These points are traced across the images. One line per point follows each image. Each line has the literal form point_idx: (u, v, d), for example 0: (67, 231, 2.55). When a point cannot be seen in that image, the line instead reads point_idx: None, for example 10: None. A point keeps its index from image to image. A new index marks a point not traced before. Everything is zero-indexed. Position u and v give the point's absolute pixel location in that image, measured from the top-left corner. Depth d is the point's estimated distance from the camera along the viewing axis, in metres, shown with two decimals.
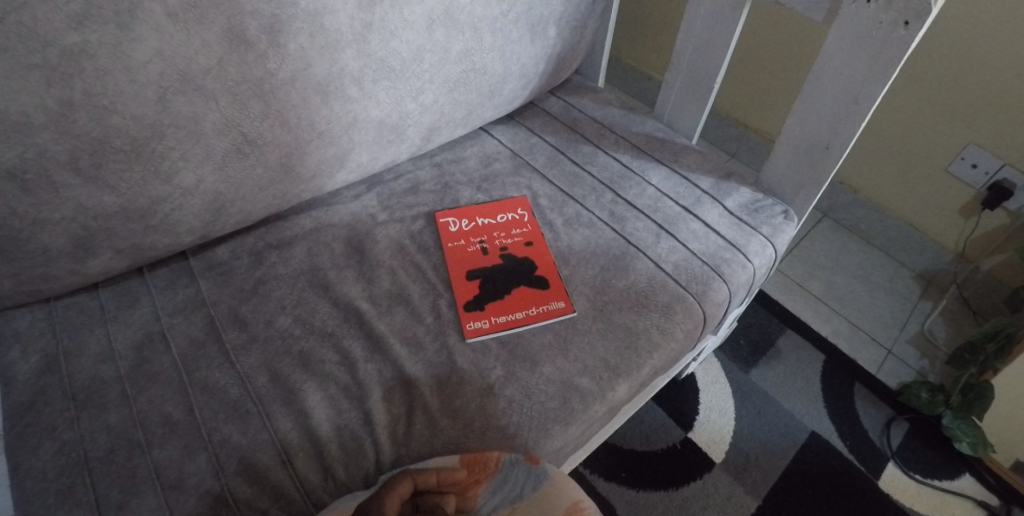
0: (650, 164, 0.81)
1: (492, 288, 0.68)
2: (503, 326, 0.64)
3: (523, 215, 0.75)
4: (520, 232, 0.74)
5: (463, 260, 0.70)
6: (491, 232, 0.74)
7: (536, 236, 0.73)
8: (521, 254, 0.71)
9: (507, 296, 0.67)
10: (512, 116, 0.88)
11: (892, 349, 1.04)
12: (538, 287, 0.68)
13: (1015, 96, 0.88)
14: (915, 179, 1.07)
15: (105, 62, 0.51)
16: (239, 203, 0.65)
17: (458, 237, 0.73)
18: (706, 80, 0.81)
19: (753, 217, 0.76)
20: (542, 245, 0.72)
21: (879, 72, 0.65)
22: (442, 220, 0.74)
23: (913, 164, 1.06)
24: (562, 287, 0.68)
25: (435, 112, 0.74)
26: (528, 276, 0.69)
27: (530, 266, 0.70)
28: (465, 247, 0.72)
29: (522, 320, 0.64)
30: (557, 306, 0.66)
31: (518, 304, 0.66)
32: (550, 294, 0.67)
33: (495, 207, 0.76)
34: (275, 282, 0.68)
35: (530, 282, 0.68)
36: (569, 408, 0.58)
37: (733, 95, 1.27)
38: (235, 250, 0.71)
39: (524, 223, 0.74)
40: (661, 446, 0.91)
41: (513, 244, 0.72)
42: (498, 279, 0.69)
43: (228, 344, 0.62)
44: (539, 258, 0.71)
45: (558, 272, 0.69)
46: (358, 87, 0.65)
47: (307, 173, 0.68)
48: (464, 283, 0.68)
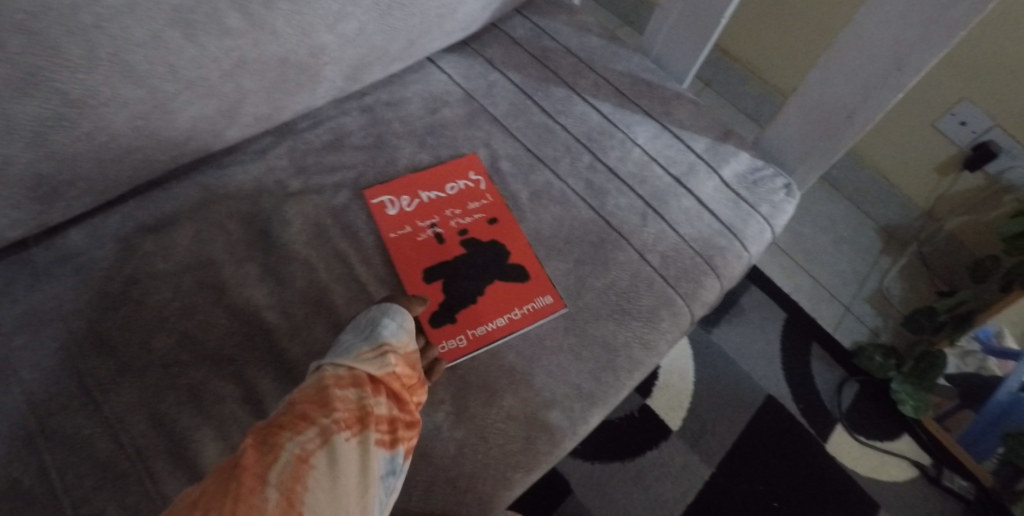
0: (635, 117, 0.66)
1: (459, 290, 0.54)
2: (488, 339, 0.52)
3: (479, 182, 0.60)
4: (479, 206, 0.59)
5: (416, 254, 0.56)
6: (444, 210, 0.58)
7: (500, 212, 0.59)
8: (486, 238, 0.57)
9: (480, 296, 0.54)
10: (466, 41, 0.68)
11: (850, 306, 1.01)
12: (515, 280, 0.55)
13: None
14: (896, 130, 0.98)
15: None
16: (82, 182, 0.46)
17: (401, 222, 0.57)
18: (714, 13, 0.63)
19: (752, 192, 0.64)
20: (511, 223, 0.58)
21: (941, 32, 0.51)
22: (375, 200, 0.57)
23: (901, 112, 0.96)
24: (546, 276, 0.56)
25: (362, 45, 0.53)
26: (503, 265, 0.56)
27: (501, 253, 0.57)
28: (413, 235, 0.56)
29: (509, 328, 0.53)
30: (546, 301, 0.55)
31: (498, 306, 0.54)
32: (533, 287, 0.55)
33: (443, 172, 0.60)
34: (150, 282, 0.51)
35: (505, 274, 0.56)
36: (532, 451, 0.49)
37: (733, 30, 1.08)
38: (92, 234, 0.52)
39: (482, 194, 0.59)
40: (619, 415, 0.86)
41: (474, 225, 0.58)
42: (463, 274, 0.55)
43: (91, 377, 0.47)
44: (512, 239, 0.58)
45: (535, 256, 0.57)
46: (242, 13, 0.44)
47: (179, 136, 0.49)
48: (424, 286, 0.54)
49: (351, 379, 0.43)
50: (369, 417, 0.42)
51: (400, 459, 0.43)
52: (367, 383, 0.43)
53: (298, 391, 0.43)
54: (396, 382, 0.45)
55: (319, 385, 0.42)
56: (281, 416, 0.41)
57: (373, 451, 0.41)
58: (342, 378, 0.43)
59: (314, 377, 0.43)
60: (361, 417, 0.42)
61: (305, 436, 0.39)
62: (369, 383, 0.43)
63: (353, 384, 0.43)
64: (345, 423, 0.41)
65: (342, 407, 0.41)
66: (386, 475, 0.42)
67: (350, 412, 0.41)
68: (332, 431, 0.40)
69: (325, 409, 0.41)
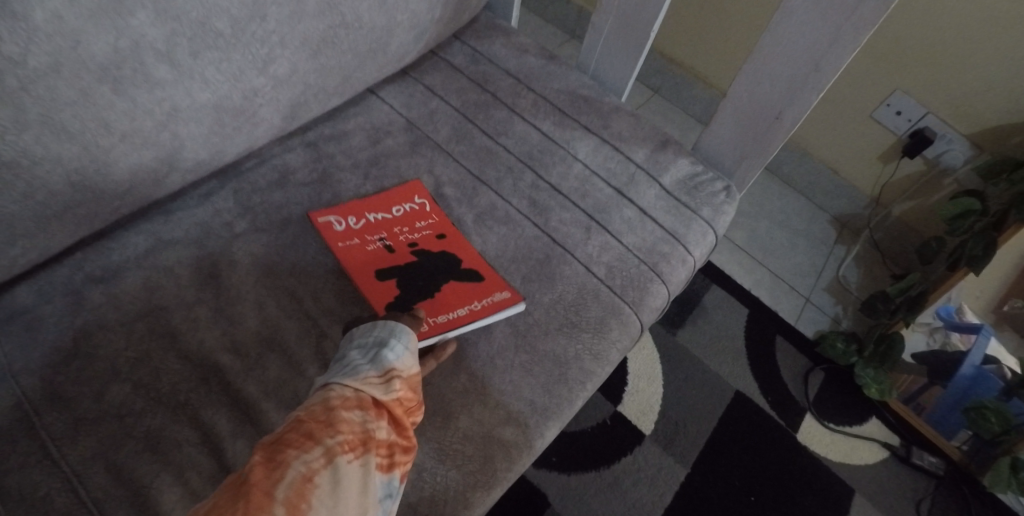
0: (575, 133, 0.68)
1: (414, 290, 0.56)
2: (447, 328, 0.53)
3: (423, 204, 0.61)
4: (426, 224, 0.60)
5: (369, 260, 0.57)
6: (391, 227, 0.60)
7: (447, 226, 0.61)
8: (436, 247, 0.59)
9: (435, 294, 0.56)
10: (406, 71, 0.69)
11: (810, 297, 1.04)
12: (470, 280, 0.57)
13: (956, 49, 0.84)
14: (838, 124, 1.03)
15: None
16: (23, 239, 0.47)
17: (349, 237, 0.58)
18: (640, 29, 0.66)
19: (692, 197, 0.67)
20: (460, 234, 0.60)
21: (847, 33, 0.54)
22: (321, 219, 0.59)
23: (840, 108, 1.01)
24: (498, 277, 0.58)
25: (296, 85, 0.55)
26: (457, 267, 0.58)
27: (451, 260, 0.58)
28: (362, 247, 0.58)
29: (467, 317, 0.54)
30: (503, 295, 0.56)
31: (454, 301, 0.55)
32: (489, 284, 0.57)
33: (388, 197, 0.61)
34: (102, 333, 0.51)
35: (459, 274, 0.57)
36: (490, 469, 0.50)
37: (679, 39, 1.12)
38: (39, 290, 0.53)
39: (427, 215, 0.61)
40: (592, 424, 0.87)
41: (423, 239, 0.59)
42: (415, 277, 0.57)
43: (42, 433, 0.47)
44: (463, 245, 0.60)
45: (489, 261, 0.59)
46: (171, 64, 0.46)
47: (120, 187, 0.50)
48: (379, 287, 0.55)
49: (357, 400, 0.42)
50: (372, 440, 0.41)
51: (396, 483, 0.43)
52: (372, 405, 0.43)
53: (305, 408, 0.42)
54: (399, 406, 0.44)
55: (325, 403, 0.42)
56: (287, 433, 0.40)
57: (374, 475, 0.40)
58: (348, 398, 0.42)
59: (321, 393, 0.43)
60: (364, 440, 0.41)
61: (310, 456, 0.38)
62: (374, 406, 0.43)
63: (359, 405, 0.42)
64: (350, 446, 0.40)
65: (347, 429, 0.40)
66: (382, 499, 0.41)
67: (354, 434, 0.41)
68: (336, 453, 0.39)
69: (330, 430, 0.40)
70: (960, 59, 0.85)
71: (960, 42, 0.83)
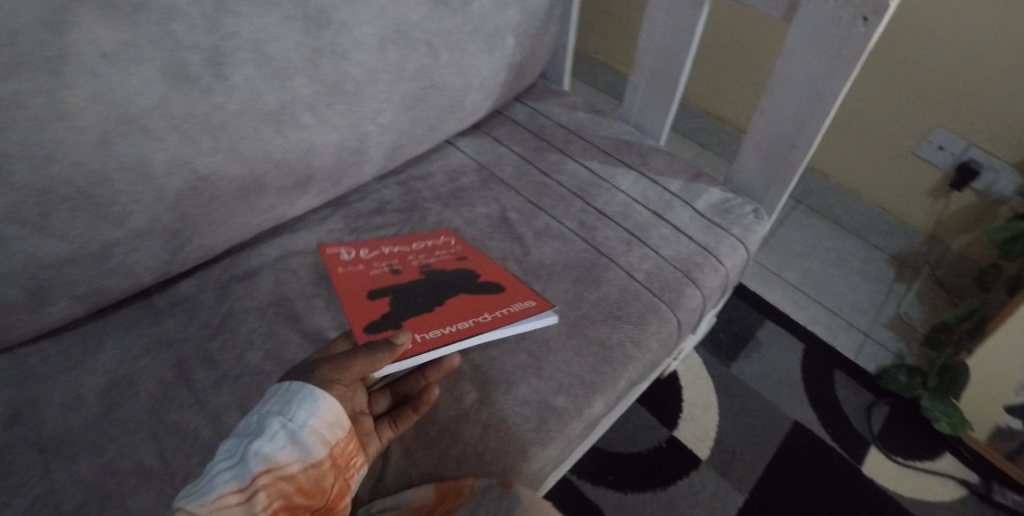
0: (618, 169, 0.80)
1: (423, 302, 0.62)
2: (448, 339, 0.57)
3: (449, 241, 0.71)
4: (445, 252, 0.69)
5: (377, 281, 0.64)
6: (405, 253, 0.69)
7: (468, 251, 0.70)
8: (451, 266, 0.67)
9: (436, 309, 0.61)
10: (478, 127, 0.86)
11: (870, 333, 1.05)
12: (481, 292, 0.63)
13: (982, 85, 0.92)
14: (883, 163, 1.10)
15: (40, 112, 0.49)
16: (200, 238, 0.64)
17: (354, 264, 0.67)
18: (670, 82, 0.79)
19: (724, 218, 0.75)
20: (478, 254, 0.69)
21: (842, 68, 0.63)
22: (330, 252, 0.68)
23: (882, 147, 1.09)
24: (521, 290, 0.65)
25: (395, 132, 0.72)
26: (473, 281, 0.65)
27: (470, 276, 0.65)
28: (366, 271, 0.66)
29: (472, 328, 0.58)
30: (531, 304, 0.63)
31: (465, 313, 0.60)
32: (507, 298, 0.63)
33: (415, 237, 0.72)
34: (244, 315, 0.67)
35: (474, 289, 0.64)
36: (545, 429, 0.58)
37: (719, 99, 1.28)
38: (199, 284, 0.70)
39: (450, 246, 0.70)
40: (648, 447, 0.91)
41: (437, 261, 0.68)
42: (416, 294, 0.62)
43: (198, 385, 0.62)
44: (479, 265, 0.68)
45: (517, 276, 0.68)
46: (313, 113, 0.64)
47: (267, 204, 0.67)
48: (372, 303, 0.60)
49: None
50: None
51: None
52: None
53: None
54: None
55: None
56: None
57: None
58: None
59: None
60: None
61: None
62: None
63: None
64: None
65: None
66: None
67: None
68: None
69: None
70: (991, 96, 0.92)
71: (986, 80, 0.91)
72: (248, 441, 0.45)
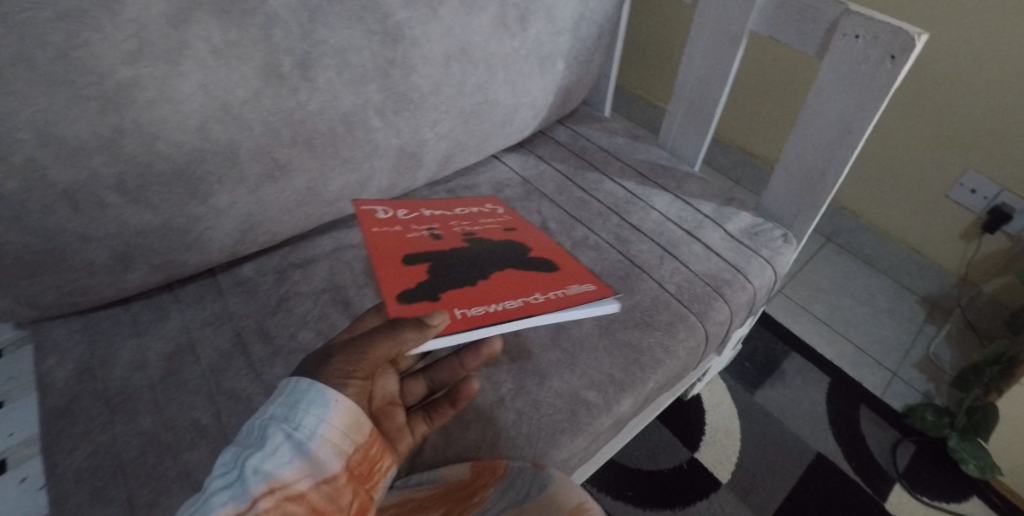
0: (654, 190, 0.84)
1: (468, 274, 0.61)
2: (498, 318, 0.53)
3: (500, 211, 0.77)
4: (489, 223, 0.73)
5: (421, 246, 0.64)
6: (444, 222, 0.71)
7: (515, 224, 0.74)
8: (496, 238, 0.69)
9: (480, 284, 0.59)
10: (523, 144, 0.93)
11: (897, 372, 1.07)
12: (527, 269, 0.62)
13: (1010, 133, 0.96)
14: (916, 204, 1.14)
15: (154, 95, 0.56)
16: (268, 223, 0.70)
17: (391, 224, 0.67)
18: (706, 112, 0.85)
19: (754, 241, 0.79)
20: (524, 227, 0.73)
21: (870, 102, 0.67)
22: (365, 207, 0.68)
23: (915, 189, 1.13)
24: (574, 272, 0.63)
25: (450, 141, 0.78)
26: (522, 257, 0.65)
27: (517, 253, 0.66)
28: (405, 234, 0.66)
29: (526, 308, 0.55)
30: (593, 288, 0.60)
31: (516, 291, 0.58)
32: (561, 281, 0.61)
33: (460, 202, 0.77)
34: (299, 298, 0.72)
35: (523, 268, 0.63)
36: (576, 420, 0.61)
37: (750, 134, 1.34)
38: (260, 268, 0.75)
39: (498, 216, 0.75)
40: (668, 466, 0.92)
41: (480, 233, 0.70)
42: (458, 264, 0.62)
43: (254, 356, 0.67)
44: (527, 243, 0.69)
45: (568, 255, 0.68)
46: (381, 118, 0.70)
47: (330, 197, 0.73)
48: (413, 269, 0.59)
49: None
50: None
51: None
52: None
53: None
54: None
55: None
56: None
57: None
58: None
59: None
60: None
61: None
62: None
63: None
64: None
65: None
66: None
67: None
68: None
69: None
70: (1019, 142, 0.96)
71: (1014, 128, 0.95)
72: (247, 456, 0.42)
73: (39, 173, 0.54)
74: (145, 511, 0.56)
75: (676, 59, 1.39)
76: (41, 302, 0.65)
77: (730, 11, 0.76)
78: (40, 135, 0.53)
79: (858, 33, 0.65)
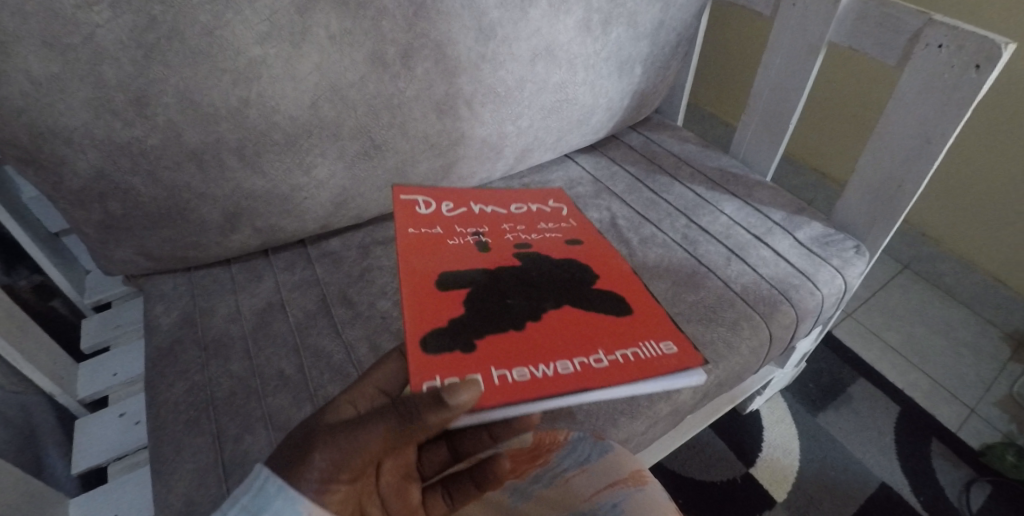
0: (724, 196, 0.86)
1: (512, 314, 0.55)
2: (542, 388, 0.47)
3: (562, 209, 0.74)
4: (550, 232, 0.69)
5: (465, 265, 0.60)
6: (494, 230, 0.68)
7: (581, 235, 0.69)
8: (553, 254, 0.64)
9: (525, 327, 0.53)
10: (596, 147, 0.97)
11: (976, 409, 1.04)
12: (587, 309, 0.56)
13: None
14: (1004, 233, 1.10)
15: (277, 71, 0.63)
16: (359, 199, 0.77)
17: (433, 224, 0.66)
18: (780, 122, 0.86)
19: (824, 249, 0.79)
20: (588, 236, 0.68)
21: (953, 113, 0.67)
22: (407, 202, 0.68)
23: (1001, 217, 1.09)
24: (647, 321, 0.55)
25: (530, 136, 0.84)
26: (584, 290, 0.59)
27: (578, 281, 0.60)
28: (444, 241, 0.64)
29: (577, 378, 0.48)
30: (671, 351, 0.51)
31: (571, 349, 0.51)
32: (627, 334, 0.53)
33: (526, 197, 0.76)
34: (380, 271, 0.77)
35: (584, 309, 0.56)
36: (635, 403, 0.62)
37: (822, 154, 1.36)
38: (346, 242, 0.82)
39: (561, 219, 0.72)
40: (722, 478, 0.93)
41: (534, 248, 0.65)
42: (503, 295, 0.57)
43: (337, 318, 0.72)
44: (595, 269, 0.62)
45: (644, 288, 0.61)
46: (468, 108, 0.76)
47: (417, 179, 0.79)
48: (447, 297, 0.55)
49: None
50: None
51: None
52: None
53: None
54: None
55: None
56: None
57: None
58: None
59: None
60: None
61: None
62: None
63: None
64: None
65: None
66: None
67: None
68: None
69: None
70: None
71: None
72: None
73: (176, 132, 0.62)
74: (231, 444, 0.60)
75: (751, 79, 1.42)
76: (156, 254, 0.72)
77: (809, 24, 0.78)
78: (182, 99, 0.60)
79: (942, 42, 0.66)
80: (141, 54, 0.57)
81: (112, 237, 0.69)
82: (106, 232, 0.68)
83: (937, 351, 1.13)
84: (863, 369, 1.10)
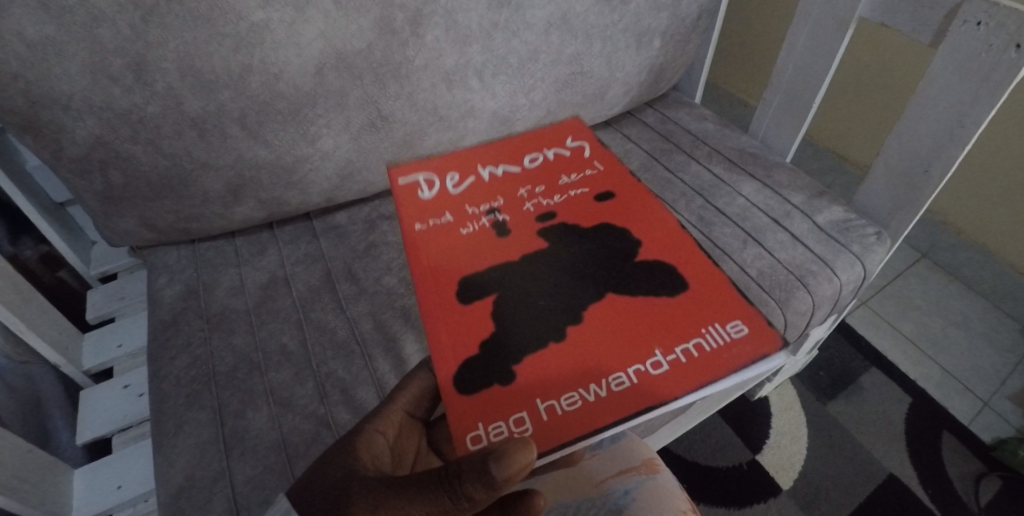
0: (741, 177, 0.83)
1: (550, 323, 0.49)
2: (600, 415, 0.41)
3: (583, 147, 0.70)
4: (578, 189, 0.65)
5: (487, 260, 0.56)
6: (511, 204, 0.62)
7: (609, 186, 0.65)
8: (583, 223, 0.60)
9: (569, 337, 0.47)
10: (610, 124, 0.94)
11: (990, 403, 1.02)
12: (635, 297, 0.50)
13: None
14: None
15: (280, 37, 0.60)
16: (365, 172, 0.74)
17: (441, 210, 0.62)
18: (804, 102, 0.83)
19: (844, 235, 0.76)
20: (617, 188, 0.64)
21: (988, 95, 0.63)
22: (407, 184, 0.64)
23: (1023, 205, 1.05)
24: (703, 295, 0.50)
25: (543, 110, 0.81)
26: (625, 270, 0.53)
27: (618, 257, 0.55)
28: (456, 229, 0.59)
29: (638, 393, 0.42)
30: (742, 336, 0.45)
31: (628, 357, 0.45)
32: (685, 321, 0.47)
33: (543, 141, 0.72)
34: (385, 247, 0.76)
35: (634, 297, 0.50)
36: None
37: (844, 137, 1.32)
38: (352, 216, 0.80)
39: (586, 166, 0.68)
40: (728, 464, 0.92)
41: (561, 220, 0.61)
42: (539, 296, 0.52)
43: (341, 294, 0.70)
44: (634, 236, 0.57)
45: (689, 242, 0.56)
46: (479, 79, 0.74)
47: (424, 153, 0.77)
48: (473, 314, 0.50)
49: None
50: None
51: None
52: None
53: None
54: None
55: None
56: None
57: None
58: None
59: None
60: None
61: None
62: None
63: None
64: None
65: None
66: None
67: None
68: None
69: None
70: None
71: None
72: None
73: (176, 100, 0.60)
74: (232, 419, 0.60)
75: (772, 58, 1.38)
76: (158, 225, 0.71)
77: None
78: (181, 65, 0.58)
79: (981, 19, 0.62)
80: (139, 17, 0.55)
81: (113, 207, 0.67)
82: (107, 202, 0.66)
83: (951, 342, 1.11)
84: (876, 358, 1.08)
